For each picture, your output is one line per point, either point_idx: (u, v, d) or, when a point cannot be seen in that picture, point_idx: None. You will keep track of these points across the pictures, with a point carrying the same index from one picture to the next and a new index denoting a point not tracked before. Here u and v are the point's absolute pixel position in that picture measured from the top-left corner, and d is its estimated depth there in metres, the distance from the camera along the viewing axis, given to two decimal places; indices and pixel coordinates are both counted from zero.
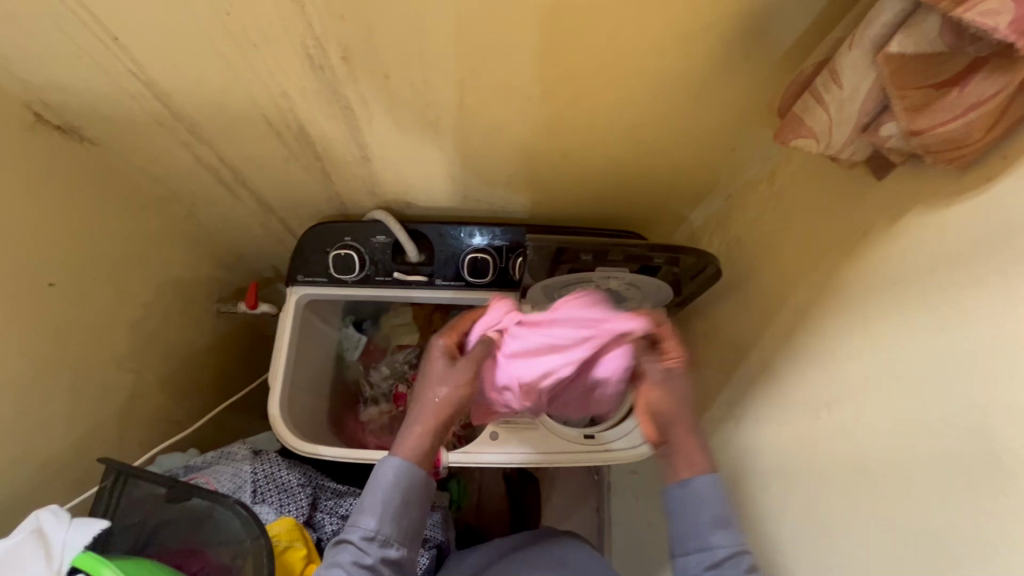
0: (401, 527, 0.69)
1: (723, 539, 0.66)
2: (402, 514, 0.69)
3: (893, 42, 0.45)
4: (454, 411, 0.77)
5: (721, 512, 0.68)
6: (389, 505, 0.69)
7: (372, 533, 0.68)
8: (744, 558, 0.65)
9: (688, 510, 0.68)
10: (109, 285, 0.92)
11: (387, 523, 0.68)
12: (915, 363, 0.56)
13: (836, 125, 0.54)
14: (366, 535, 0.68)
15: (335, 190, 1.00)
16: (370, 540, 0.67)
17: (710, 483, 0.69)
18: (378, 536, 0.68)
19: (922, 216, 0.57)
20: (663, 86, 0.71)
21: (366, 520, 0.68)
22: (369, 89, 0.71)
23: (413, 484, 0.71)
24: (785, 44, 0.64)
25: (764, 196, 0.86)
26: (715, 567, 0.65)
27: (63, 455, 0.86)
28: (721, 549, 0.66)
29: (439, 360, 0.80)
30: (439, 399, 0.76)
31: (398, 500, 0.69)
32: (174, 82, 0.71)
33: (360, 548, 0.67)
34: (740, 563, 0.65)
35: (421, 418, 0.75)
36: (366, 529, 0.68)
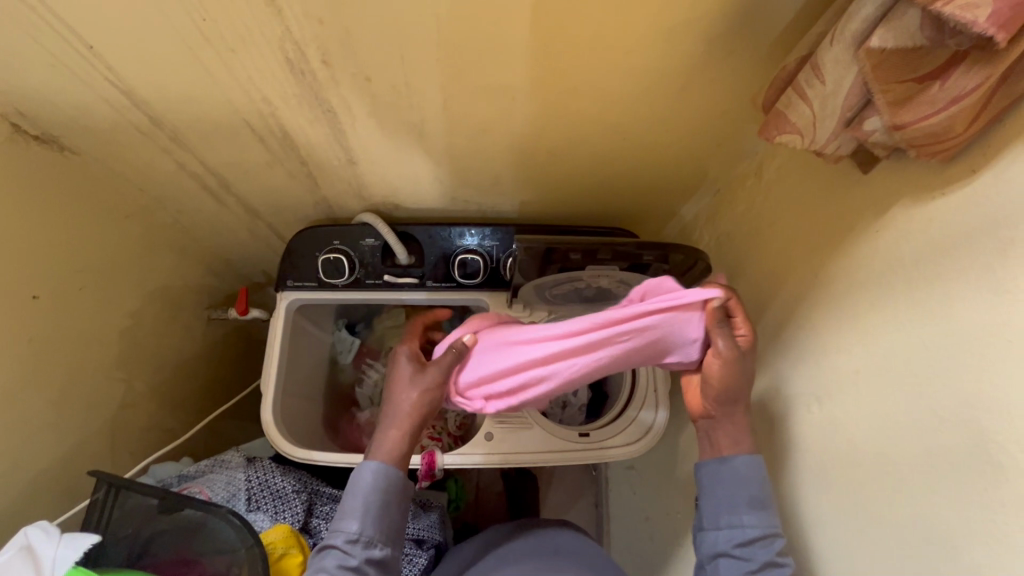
0: (383, 527, 0.71)
1: (754, 519, 0.71)
2: (383, 514, 0.71)
3: (873, 37, 0.45)
4: (427, 412, 0.76)
5: (757, 494, 0.71)
6: (369, 507, 0.70)
7: (355, 536, 0.69)
8: (775, 541, 0.69)
9: (721, 491, 0.73)
10: (95, 295, 0.91)
11: (368, 525, 0.70)
12: (905, 356, 0.56)
13: (821, 120, 0.54)
14: (349, 538, 0.69)
15: (322, 194, 0.99)
16: (354, 543, 0.69)
17: (750, 465, 0.73)
18: (362, 538, 0.69)
19: (907, 209, 0.57)
20: (648, 83, 0.70)
21: (348, 523, 0.70)
22: (351, 92, 0.71)
23: (391, 485, 0.72)
24: (768, 39, 0.64)
25: (752, 190, 0.86)
26: (743, 543, 0.70)
27: (54, 469, 0.85)
28: (751, 527, 0.70)
29: (407, 366, 0.79)
30: (409, 404, 0.75)
31: (378, 502, 0.71)
32: (152, 89, 0.70)
33: (345, 552, 0.68)
34: (771, 544, 0.69)
35: (395, 421, 0.75)
36: (349, 532, 0.69)
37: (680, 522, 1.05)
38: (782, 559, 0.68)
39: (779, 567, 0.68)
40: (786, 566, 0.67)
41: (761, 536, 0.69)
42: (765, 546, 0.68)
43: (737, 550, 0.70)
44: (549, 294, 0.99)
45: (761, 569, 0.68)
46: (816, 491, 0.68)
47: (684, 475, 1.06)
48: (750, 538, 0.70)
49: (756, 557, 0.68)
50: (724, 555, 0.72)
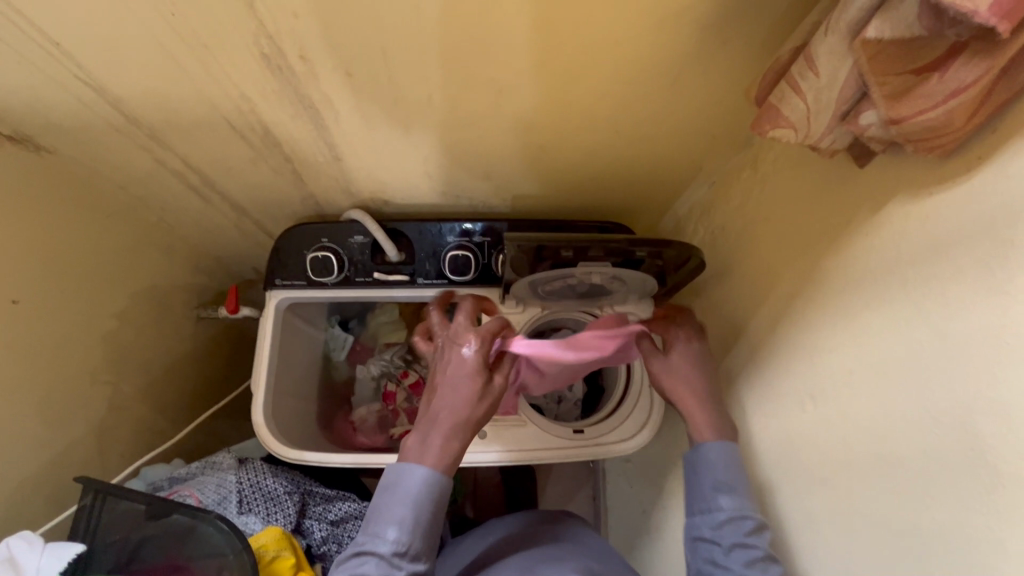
0: (428, 540, 0.70)
1: (724, 503, 0.71)
2: (429, 528, 0.69)
3: (869, 27, 0.43)
4: (471, 419, 0.73)
5: (726, 479, 0.72)
6: (420, 520, 0.68)
7: (401, 547, 0.67)
8: (743, 522, 0.69)
9: (691, 475, 0.75)
10: (78, 298, 0.89)
11: (415, 538, 0.68)
12: (899, 357, 0.55)
13: (815, 114, 0.52)
14: (396, 551, 0.67)
15: (308, 190, 0.97)
16: (400, 556, 0.67)
17: (720, 450, 0.74)
18: (409, 551, 0.67)
19: (904, 205, 0.55)
20: (638, 75, 0.68)
21: (395, 533, 0.67)
22: (332, 88, 0.69)
23: (439, 497, 0.70)
24: (761, 29, 0.61)
25: (746, 183, 0.84)
26: (713, 526, 0.71)
27: (41, 475, 0.84)
28: (722, 511, 0.71)
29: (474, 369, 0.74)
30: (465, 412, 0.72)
31: (426, 515, 0.69)
32: (126, 87, 0.67)
33: (390, 563, 0.66)
34: (742, 526, 0.69)
35: (444, 427, 0.72)
36: (395, 542, 0.67)
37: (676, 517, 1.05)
38: (752, 539, 0.68)
39: (747, 548, 0.68)
40: (756, 547, 0.67)
41: (729, 518, 0.70)
42: (732, 528, 0.69)
43: (710, 533, 0.72)
44: (543, 290, 0.97)
45: (731, 551, 0.68)
46: (808, 490, 0.67)
47: (679, 469, 1.06)
48: (719, 521, 0.71)
49: (724, 540, 0.70)
50: (700, 539, 0.74)
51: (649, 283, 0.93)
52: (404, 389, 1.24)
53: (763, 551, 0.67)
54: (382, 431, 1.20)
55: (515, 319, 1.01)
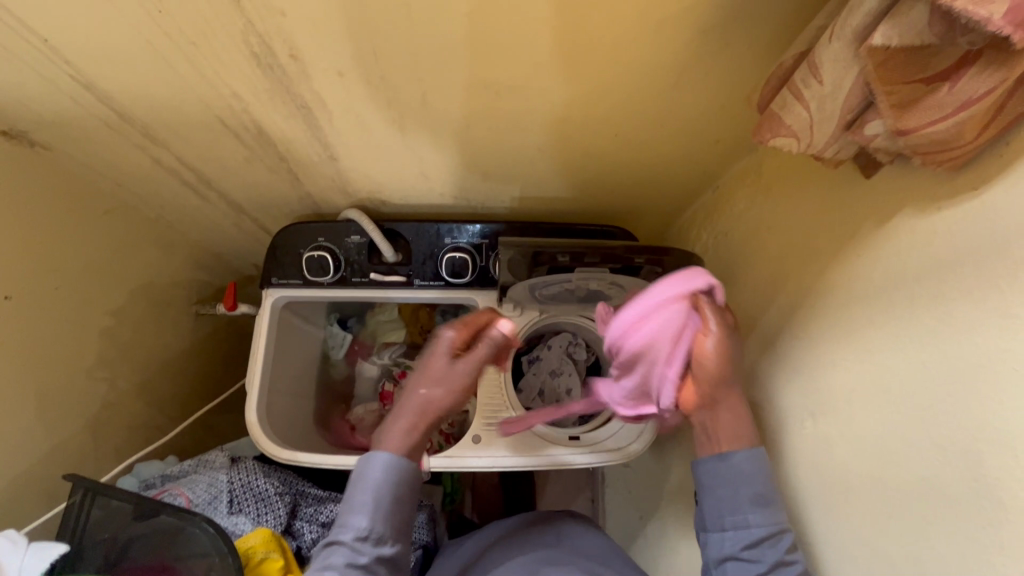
0: (393, 524, 0.68)
1: (760, 518, 0.65)
2: (393, 511, 0.68)
3: (876, 34, 0.40)
4: (438, 412, 0.72)
5: (761, 490, 0.66)
6: (380, 502, 0.68)
7: (365, 532, 0.66)
8: (783, 539, 0.64)
9: (723, 487, 0.68)
10: (71, 294, 0.89)
11: (378, 522, 0.67)
12: (902, 379, 0.52)
13: (818, 123, 0.50)
14: (358, 536, 0.66)
15: (305, 189, 0.95)
16: (363, 541, 0.66)
17: (752, 459, 0.67)
18: (372, 535, 0.66)
19: (912, 218, 0.52)
20: (638, 77, 0.66)
21: (357, 519, 0.67)
22: (324, 88, 0.67)
23: (401, 480, 0.69)
24: (764, 33, 0.59)
25: (750, 189, 0.82)
26: (751, 545, 0.65)
27: (34, 471, 0.84)
28: (757, 527, 0.65)
29: (441, 355, 0.74)
30: (426, 396, 0.72)
31: (388, 500, 0.68)
32: (116, 83, 0.67)
33: (353, 549, 0.65)
34: (779, 543, 0.64)
35: (406, 410, 0.72)
36: (358, 528, 0.66)
37: (674, 525, 1.03)
38: (792, 556, 0.63)
39: (790, 567, 0.62)
40: (798, 564, 0.62)
41: (769, 536, 0.64)
42: (772, 546, 0.63)
43: (745, 552, 0.65)
44: (540, 294, 0.96)
45: (772, 570, 0.63)
46: (808, 513, 0.65)
47: (677, 477, 1.04)
48: (755, 540, 0.65)
49: (765, 558, 0.63)
50: (731, 559, 0.67)
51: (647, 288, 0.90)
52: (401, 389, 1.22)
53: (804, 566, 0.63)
54: None
55: (512, 323, 0.99)
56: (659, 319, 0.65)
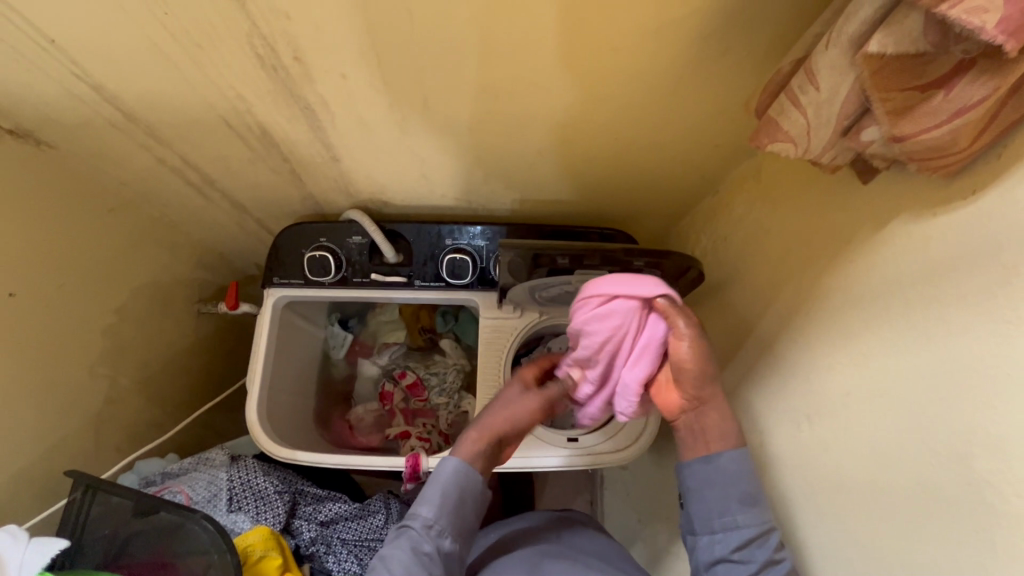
0: (457, 522, 0.70)
1: (748, 518, 0.66)
2: (459, 507, 0.71)
3: (871, 42, 0.40)
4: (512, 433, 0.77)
5: (747, 490, 0.66)
6: (448, 498, 0.70)
7: (431, 521, 0.69)
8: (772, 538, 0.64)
9: (711, 489, 0.68)
10: (75, 291, 0.89)
11: (445, 516, 0.69)
12: (896, 382, 0.53)
13: (815, 129, 0.50)
14: (425, 524, 0.69)
15: (308, 190, 0.96)
16: (429, 530, 0.68)
17: (737, 460, 0.68)
18: (436, 526, 0.69)
19: (907, 223, 0.53)
20: (638, 82, 0.67)
21: (426, 509, 0.70)
22: (328, 90, 0.68)
23: (470, 482, 0.72)
24: (763, 40, 0.60)
25: (749, 194, 0.82)
26: (740, 546, 0.65)
27: (36, 467, 0.85)
28: (746, 528, 0.65)
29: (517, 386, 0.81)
30: (500, 419, 0.77)
31: (455, 496, 0.71)
32: (121, 84, 0.67)
33: (419, 536, 0.68)
34: (767, 541, 0.64)
35: (480, 427, 0.76)
36: (426, 517, 0.69)
37: (672, 527, 1.04)
38: (781, 554, 0.63)
39: (779, 565, 0.63)
40: (786, 562, 0.63)
41: (758, 536, 0.64)
42: (761, 546, 0.63)
43: (736, 553, 0.65)
44: (540, 296, 0.96)
45: (763, 570, 0.63)
46: (803, 516, 0.65)
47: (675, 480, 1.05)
48: (744, 540, 0.65)
49: (755, 559, 0.63)
50: (722, 561, 0.67)
51: None
52: (400, 389, 1.23)
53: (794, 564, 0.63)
54: (379, 430, 1.21)
55: (512, 324, 1.00)
56: (597, 315, 0.68)
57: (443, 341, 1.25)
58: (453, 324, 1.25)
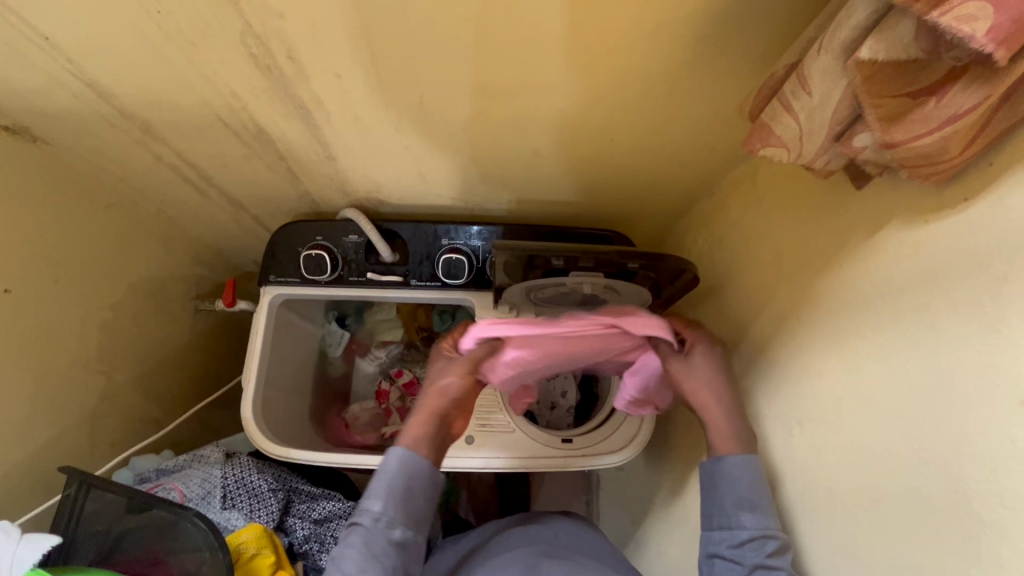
0: (406, 511, 0.75)
1: (747, 521, 0.66)
2: (406, 498, 0.75)
3: (863, 48, 0.40)
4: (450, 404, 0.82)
5: (747, 494, 0.67)
6: (393, 489, 0.74)
7: (380, 515, 0.73)
8: (767, 543, 0.63)
9: (715, 490, 0.70)
10: (71, 287, 0.90)
11: (393, 506, 0.74)
12: (886, 389, 0.53)
13: (807, 133, 0.50)
14: (374, 518, 0.73)
15: (304, 188, 0.96)
16: (379, 523, 0.73)
17: (744, 466, 0.68)
18: (385, 518, 0.73)
19: (900, 230, 0.53)
20: (633, 84, 0.66)
21: (374, 503, 0.74)
22: (322, 89, 0.68)
23: (414, 471, 0.76)
24: (758, 43, 0.59)
25: (744, 197, 0.82)
26: (734, 545, 0.66)
27: (30, 461, 0.85)
28: (744, 530, 0.66)
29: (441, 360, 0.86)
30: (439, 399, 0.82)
31: (402, 487, 0.75)
32: (116, 81, 0.67)
33: (370, 530, 0.72)
34: (764, 546, 0.64)
35: (421, 411, 0.82)
36: (374, 511, 0.73)
37: (666, 528, 1.03)
38: (775, 561, 0.62)
39: (770, 571, 0.62)
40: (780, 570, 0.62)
41: (751, 538, 0.64)
42: (753, 549, 0.64)
43: (728, 551, 0.67)
44: (536, 297, 0.96)
45: (752, 572, 0.63)
46: (799, 526, 0.65)
47: (670, 481, 1.05)
48: (738, 541, 0.65)
49: (746, 559, 0.64)
50: (717, 557, 0.69)
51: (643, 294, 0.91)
52: (397, 387, 1.23)
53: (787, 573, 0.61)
54: (375, 428, 1.22)
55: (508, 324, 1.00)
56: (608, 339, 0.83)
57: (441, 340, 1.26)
58: (450, 323, 1.26)
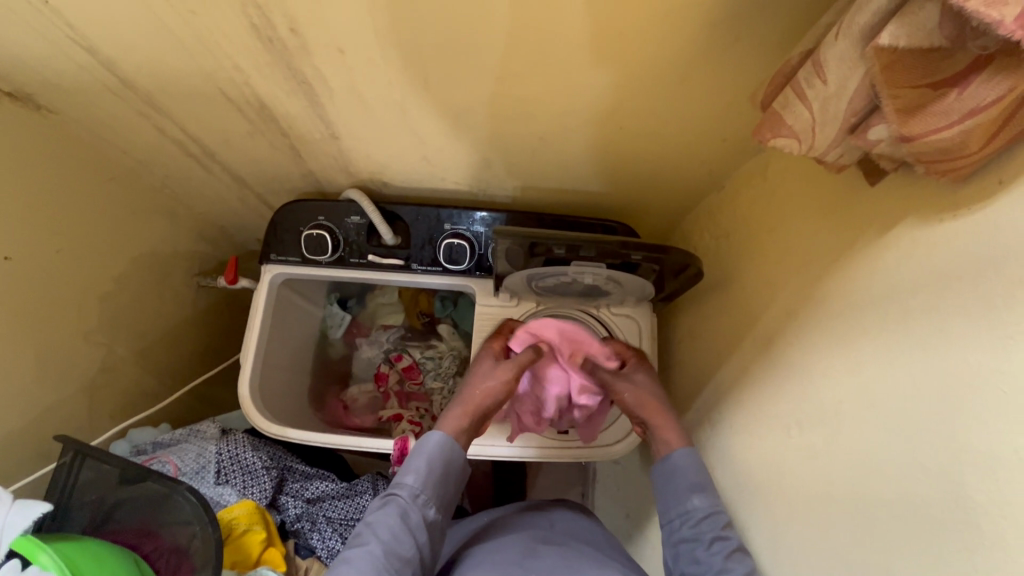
0: (440, 492, 0.77)
1: (698, 502, 0.74)
2: (442, 480, 0.77)
3: (883, 33, 0.38)
4: (495, 402, 0.85)
5: (697, 480, 0.76)
6: (432, 470, 0.77)
7: (418, 491, 0.75)
8: (718, 516, 0.72)
9: (667, 485, 0.78)
10: (73, 259, 0.89)
11: (430, 485, 0.76)
12: (893, 392, 0.51)
13: (820, 125, 0.48)
14: (413, 493, 0.75)
15: (308, 167, 0.95)
16: (416, 498, 0.75)
17: (687, 456, 0.79)
18: (423, 495, 0.75)
19: (912, 230, 0.51)
20: (644, 70, 0.64)
21: (412, 480, 0.76)
22: (325, 64, 0.67)
23: (452, 457, 0.79)
24: (776, 29, 0.57)
25: (754, 192, 0.80)
26: (692, 525, 0.73)
27: (29, 429, 0.86)
28: (698, 510, 0.74)
29: (485, 358, 0.89)
30: (483, 394, 0.85)
31: (440, 470, 0.78)
32: (116, 48, 0.66)
33: (407, 504, 0.74)
34: (717, 521, 0.72)
35: (465, 402, 0.84)
36: (412, 487, 0.75)
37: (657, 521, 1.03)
38: (728, 531, 0.70)
39: (726, 540, 0.70)
40: (733, 538, 0.70)
41: (706, 515, 0.72)
42: (709, 523, 0.71)
43: (689, 532, 0.73)
44: (537, 286, 0.95)
45: (711, 546, 0.70)
46: (796, 534, 0.63)
47: None
48: (696, 519, 0.73)
49: (703, 535, 0.71)
50: (682, 541, 0.74)
51: (646, 286, 0.90)
52: (396, 371, 1.24)
53: (740, 541, 0.69)
54: (373, 411, 1.23)
55: (507, 313, 1.00)
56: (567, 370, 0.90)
57: (442, 325, 1.26)
58: (451, 309, 1.25)
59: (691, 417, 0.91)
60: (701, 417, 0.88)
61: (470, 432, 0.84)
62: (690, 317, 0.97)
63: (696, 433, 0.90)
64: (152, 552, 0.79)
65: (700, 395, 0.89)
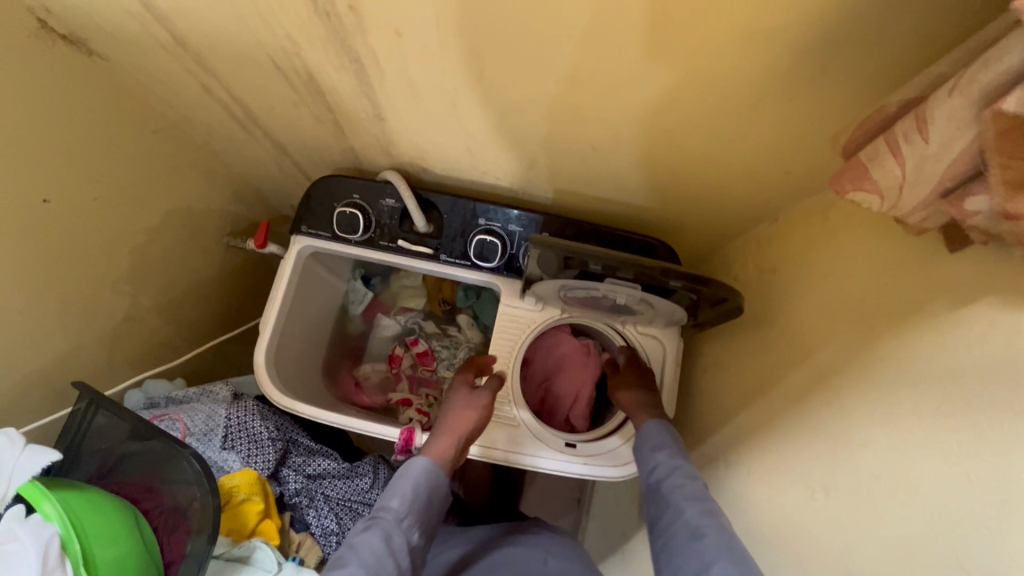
0: (422, 518, 0.79)
1: (661, 459, 0.82)
2: (425, 506, 0.80)
3: (1010, 97, 0.33)
4: (475, 431, 0.88)
5: (660, 441, 0.84)
6: (418, 494, 0.79)
7: (401, 515, 0.77)
8: (676, 468, 0.79)
9: (638, 451, 0.86)
10: (110, 208, 0.90)
11: (413, 510, 0.78)
12: (942, 488, 0.47)
13: (910, 184, 0.43)
14: (397, 516, 0.76)
15: (349, 143, 0.93)
16: (401, 521, 0.76)
17: (657, 424, 0.87)
18: (406, 519, 0.77)
19: (989, 311, 0.46)
20: (715, 90, 0.60)
21: (395, 502, 0.78)
22: (380, 46, 0.64)
23: (434, 484, 0.82)
24: (871, 66, 0.52)
25: (810, 232, 0.75)
26: (654, 478, 0.80)
27: (48, 369, 0.87)
28: (660, 464, 0.81)
29: (461, 387, 0.93)
30: (465, 421, 0.88)
31: (424, 495, 0.80)
32: (172, 4, 0.65)
33: (392, 527, 0.75)
34: (677, 471, 0.79)
35: (450, 430, 0.87)
36: (397, 511, 0.77)
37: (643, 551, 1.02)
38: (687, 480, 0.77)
39: (683, 487, 0.76)
40: (694, 486, 0.76)
41: (666, 467, 0.80)
42: (670, 473, 0.79)
43: (652, 481, 0.80)
44: (567, 295, 0.91)
45: (671, 492, 0.77)
46: None
47: None
48: (662, 469, 0.80)
49: (664, 483, 0.78)
50: (650, 492, 0.80)
51: (677, 312, 0.86)
52: (411, 355, 1.24)
53: (697, 488, 0.75)
54: (383, 393, 1.24)
55: (530, 317, 0.97)
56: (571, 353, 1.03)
57: (461, 316, 1.24)
58: (473, 301, 1.22)
59: (705, 451, 0.88)
60: (715, 454, 0.85)
61: (454, 460, 0.87)
62: (719, 349, 0.94)
63: (706, 470, 0.87)
64: (151, 509, 0.79)
65: (717, 432, 0.86)
